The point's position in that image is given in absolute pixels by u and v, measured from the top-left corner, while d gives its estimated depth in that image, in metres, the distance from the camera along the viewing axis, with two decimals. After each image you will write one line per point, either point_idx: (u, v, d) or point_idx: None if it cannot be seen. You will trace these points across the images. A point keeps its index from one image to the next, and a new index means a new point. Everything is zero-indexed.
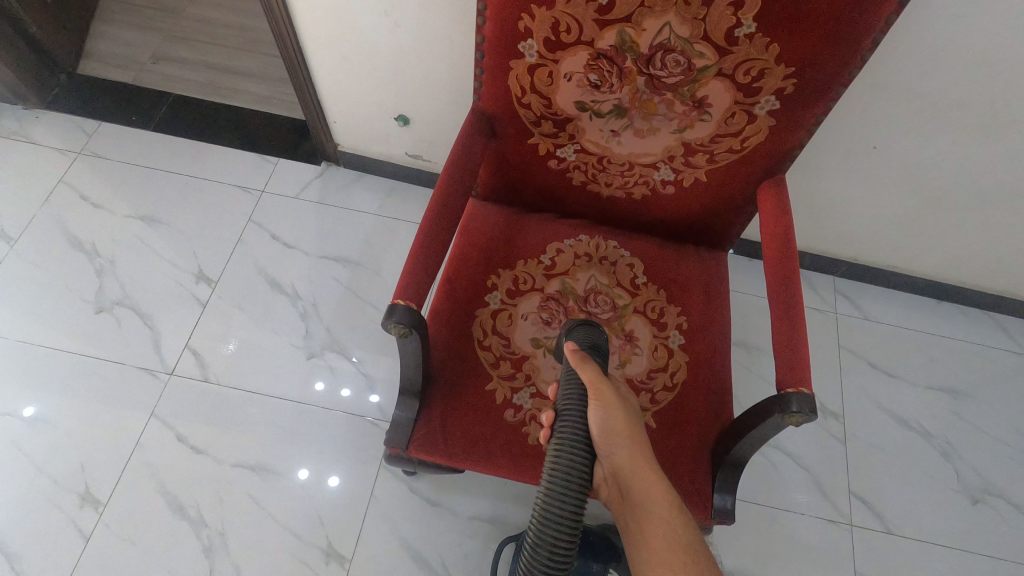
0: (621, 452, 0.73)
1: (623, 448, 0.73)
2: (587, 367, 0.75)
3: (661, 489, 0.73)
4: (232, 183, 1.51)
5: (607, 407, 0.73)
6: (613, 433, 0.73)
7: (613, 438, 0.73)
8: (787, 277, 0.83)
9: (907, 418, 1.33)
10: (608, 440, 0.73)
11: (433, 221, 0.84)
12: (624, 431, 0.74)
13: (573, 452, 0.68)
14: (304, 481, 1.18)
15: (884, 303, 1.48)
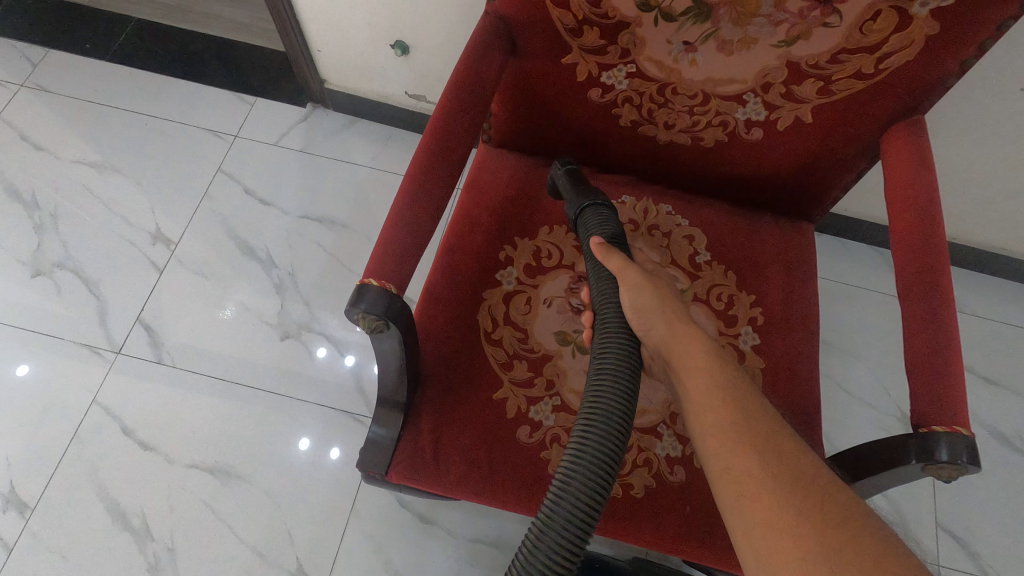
0: (655, 327, 0.57)
1: (656, 321, 0.57)
2: (609, 254, 0.63)
3: (707, 355, 0.54)
4: (200, 127, 1.27)
5: (638, 287, 0.60)
6: (648, 313, 0.58)
7: (646, 316, 0.58)
8: (930, 264, 0.58)
9: (1007, 434, 1.09)
10: (642, 321, 0.59)
11: (426, 166, 0.60)
12: (658, 301, 0.59)
13: (614, 368, 0.55)
14: (307, 453, 1.01)
15: (980, 293, 1.22)
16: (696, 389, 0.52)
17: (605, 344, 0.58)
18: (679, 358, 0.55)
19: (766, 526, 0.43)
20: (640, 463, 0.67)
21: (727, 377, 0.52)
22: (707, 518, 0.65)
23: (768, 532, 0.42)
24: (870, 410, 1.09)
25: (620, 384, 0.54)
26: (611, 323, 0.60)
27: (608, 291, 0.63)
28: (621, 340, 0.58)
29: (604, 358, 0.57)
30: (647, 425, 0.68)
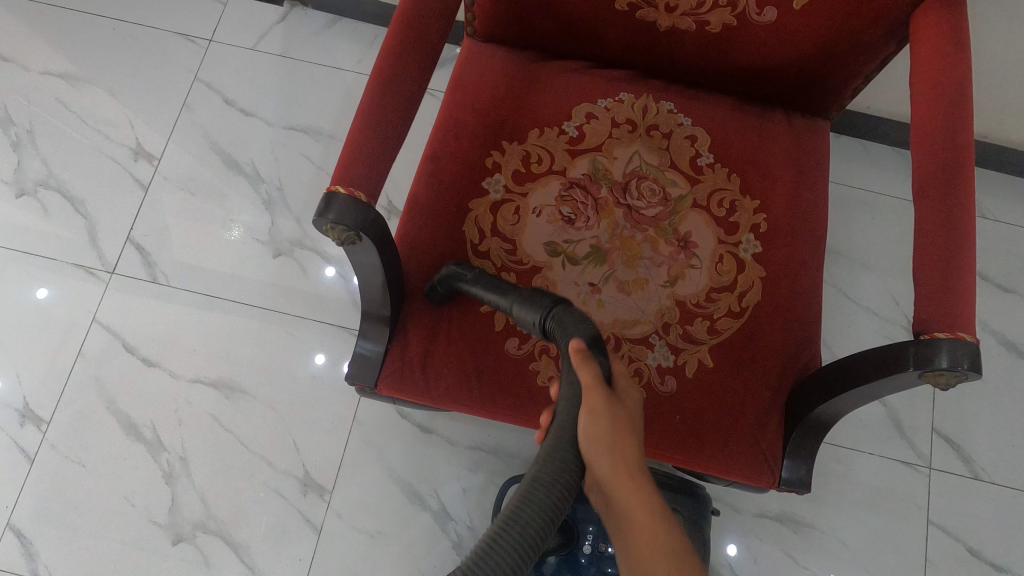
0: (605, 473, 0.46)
1: (608, 461, 0.46)
2: (581, 356, 0.50)
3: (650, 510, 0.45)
4: (172, 31, 1.18)
5: (601, 420, 0.47)
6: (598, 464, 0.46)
7: (595, 447, 0.46)
8: (952, 158, 0.53)
9: (1017, 340, 1.07)
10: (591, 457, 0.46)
11: (397, 58, 0.54)
12: (618, 449, 0.46)
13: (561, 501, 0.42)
14: (321, 368, 1.02)
15: (1007, 195, 1.15)
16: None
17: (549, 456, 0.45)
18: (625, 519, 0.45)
19: None
20: (631, 374, 0.66)
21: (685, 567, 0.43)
22: (697, 425, 0.65)
23: None
24: (877, 319, 1.06)
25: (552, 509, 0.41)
26: (560, 436, 0.46)
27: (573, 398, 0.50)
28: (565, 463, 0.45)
29: (527, 494, 0.41)
30: (639, 335, 0.66)
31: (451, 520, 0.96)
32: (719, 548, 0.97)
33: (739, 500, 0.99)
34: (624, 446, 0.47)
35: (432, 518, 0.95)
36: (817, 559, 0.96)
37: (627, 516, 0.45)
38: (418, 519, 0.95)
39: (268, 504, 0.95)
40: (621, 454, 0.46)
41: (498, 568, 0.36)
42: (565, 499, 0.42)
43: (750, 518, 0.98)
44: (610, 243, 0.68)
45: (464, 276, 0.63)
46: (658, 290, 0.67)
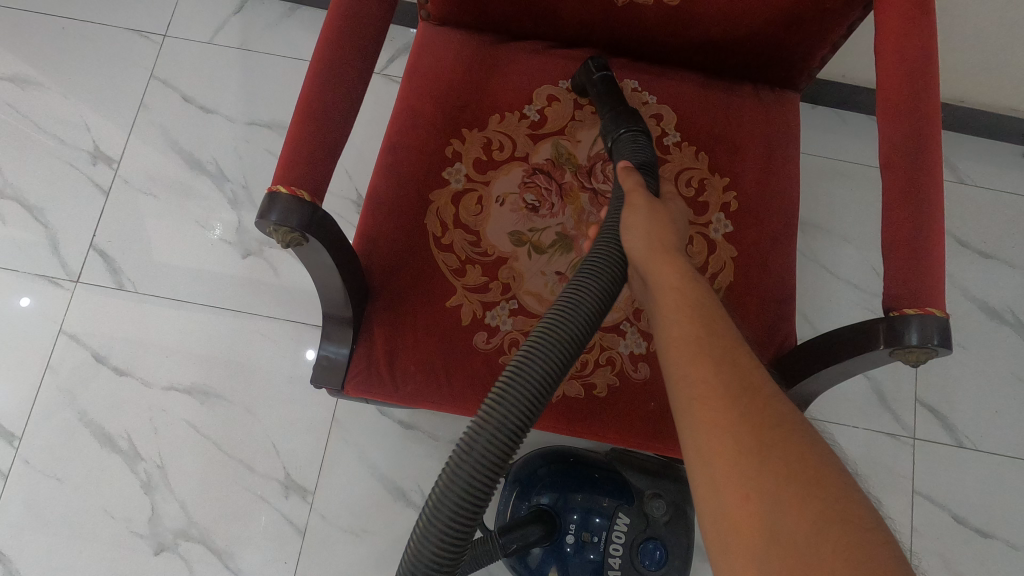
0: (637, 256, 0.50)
1: (638, 241, 0.50)
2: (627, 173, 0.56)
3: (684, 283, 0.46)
4: (124, 28, 1.14)
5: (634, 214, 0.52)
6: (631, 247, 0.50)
7: (629, 236, 0.51)
8: (919, 127, 0.51)
9: (998, 306, 1.07)
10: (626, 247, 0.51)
11: (336, 46, 0.51)
12: (647, 236, 0.50)
13: (588, 298, 0.51)
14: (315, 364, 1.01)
15: (986, 160, 1.14)
16: (675, 343, 0.43)
17: (587, 263, 0.53)
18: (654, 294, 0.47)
19: (718, 442, 0.38)
20: (603, 363, 0.64)
21: (715, 337, 0.43)
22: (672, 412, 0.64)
23: (722, 471, 0.37)
24: (858, 292, 1.05)
25: (585, 307, 0.51)
26: (605, 241, 0.54)
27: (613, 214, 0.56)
28: (600, 263, 0.52)
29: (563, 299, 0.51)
30: (610, 323, 0.65)
31: None
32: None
33: None
34: (651, 229, 0.50)
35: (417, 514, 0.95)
36: None
37: (655, 284, 0.47)
38: (403, 516, 0.94)
39: (250, 509, 0.94)
40: (656, 237, 0.49)
41: (534, 371, 0.48)
42: (604, 294, 0.52)
43: None
44: (576, 230, 0.66)
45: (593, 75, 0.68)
46: None
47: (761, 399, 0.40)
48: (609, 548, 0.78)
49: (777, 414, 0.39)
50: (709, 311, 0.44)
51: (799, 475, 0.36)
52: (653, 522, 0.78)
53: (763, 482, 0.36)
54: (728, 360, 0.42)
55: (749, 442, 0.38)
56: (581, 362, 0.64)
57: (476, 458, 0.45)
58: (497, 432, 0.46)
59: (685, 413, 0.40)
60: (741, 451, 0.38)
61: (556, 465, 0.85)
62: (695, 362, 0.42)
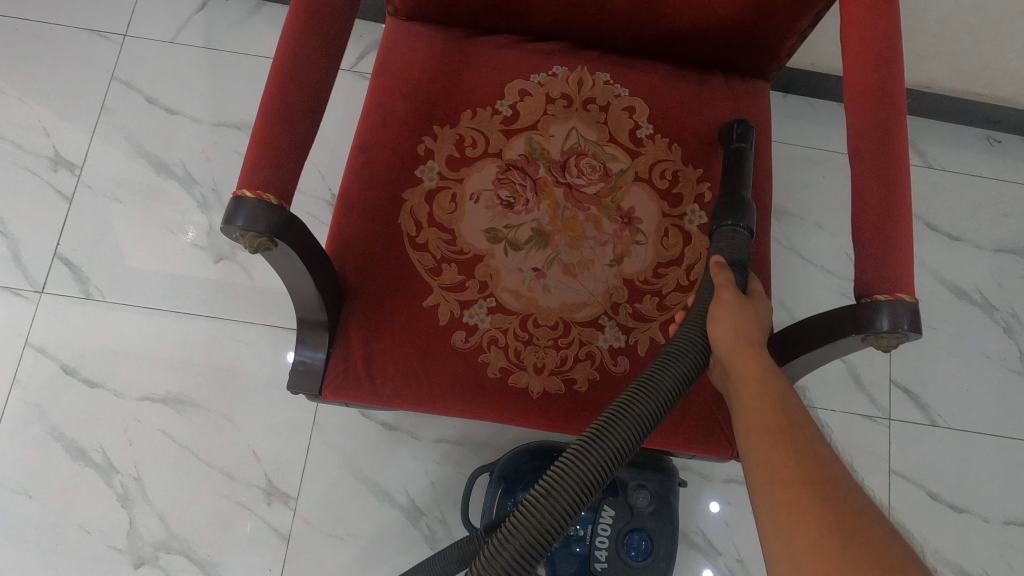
0: (722, 347, 0.53)
1: (724, 332, 0.54)
2: (717, 266, 0.59)
3: (767, 381, 0.50)
4: (81, 28, 1.10)
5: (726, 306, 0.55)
6: (717, 335, 0.54)
7: (717, 326, 0.54)
8: (885, 115, 0.52)
9: (966, 288, 1.09)
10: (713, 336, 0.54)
11: (300, 44, 0.50)
12: (733, 326, 0.54)
13: (673, 371, 0.53)
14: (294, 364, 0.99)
15: (952, 144, 1.16)
16: (761, 433, 0.47)
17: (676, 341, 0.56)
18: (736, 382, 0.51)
19: (802, 535, 0.41)
20: (583, 357, 0.64)
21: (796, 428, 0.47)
22: None
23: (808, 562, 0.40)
24: (832, 278, 1.07)
25: (669, 377, 0.52)
26: (692, 324, 0.57)
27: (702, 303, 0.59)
28: (689, 344, 0.55)
29: (650, 368, 0.54)
30: (589, 318, 0.64)
31: (422, 515, 0.94)
32: (702, 507, 0.98)
33: (707, 468, 1.00)
34: (738, 323, 0.54)
35: (402, 515, 0.94)
36: None
37: (737, 374, 0.51)
38: (389, 517, 0.94)
39: (232, 517, 0.93)
40: (743, 333, 0.53)
41: (619, 428, 0.49)
42: (692, 370, 0.54)
43: (719, 484, 0.99)
44: (551, 225, 0.66)
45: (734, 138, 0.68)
46: (604, 269, 0.65)
47: (842, 496, 0.43)
48: (595, 541, 0.78)
49: (851, 501, 0.42)
50: (788, 404, 0.49)
51: (880, 566, 0.39)
52: (638, 512, 0.79)
53: (841, 564, 0.39)
54: (811, 460, 0.45)
55: (832, 540, 0.40)
56: (560, 358, 0.64)
57: (549, 509, 0.46)
58: (575, 482, 0.46)
59: (766, 493, 0.44)
60: (826, 547, 0.40)
61: (541, 463, 0.86)
62: (774, 449, 0.46)
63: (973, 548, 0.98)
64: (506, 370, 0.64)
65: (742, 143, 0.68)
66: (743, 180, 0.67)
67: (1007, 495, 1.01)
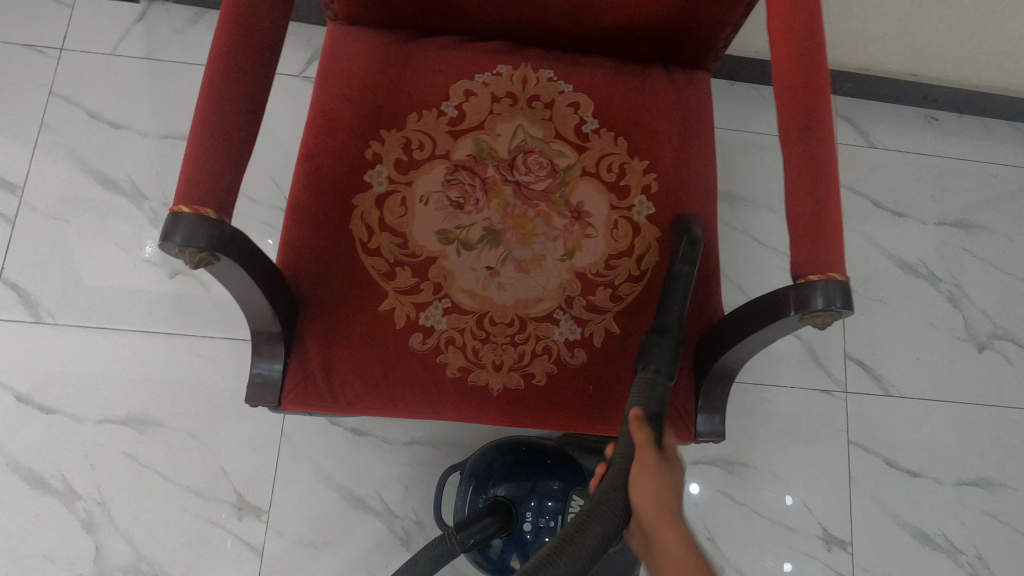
0: (645, 515, 0.46)
1: (648, 498, 0.46)
2: (638, 422, 0.53)
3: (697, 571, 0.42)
4: (15, 43, 1.07)
5: (650, 467, 0.49)
6: (640, 501, 0.47)
7: (642, 490, 0.47)
8: (811, 101, 0.54)
9: (912, 262, 1.14)
10: (636, 500, 0.47)
11: (230, 54, 0.50)
12: (659, 493, 0.47)
13: (592, 536, 0.43)
14: None
15: (894, 123, 1.21)
16: None
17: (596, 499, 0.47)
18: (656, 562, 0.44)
19: None
20: (540, 352, 0.65)
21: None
22: (611, 394, 0.65)
23: None
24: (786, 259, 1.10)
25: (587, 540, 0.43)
26: (613, 479, 0.49)
27: (621, 460, 0.52)
28: (611, 505, 0.47)
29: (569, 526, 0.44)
30: (544, 313, 0.65)
31: (396, 518, 0.94)
32: None
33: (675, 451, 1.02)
34: (662, 488, 0.47)
35: (377, 519, 0.94)
36: (752, 494, 1.01)
37: (664, 553, 0.44)
38: (364, 523, 0.94)
39: (203, 534, 0.91)
40: (667, 503, 0.46)
41: None
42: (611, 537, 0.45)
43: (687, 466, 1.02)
44: (502, 223, 0.67)
45: (682, 261, 0.65)
46: (556, 264, 0.66)
47: None
48: None
49: None
50: None
51: None
52: None
53: None
54: None
55: None
56: (518, 354, 0.65)
57: None
58: None
59: None
60: None
61: (510, 458, 0.85)
62: None
63: (929, 510, 1.03)
64: (465, 369, 0.64)
65: (688, 266, 0.65)
66: (675, 321, 0.63)
67: (959, 457, 1.06)
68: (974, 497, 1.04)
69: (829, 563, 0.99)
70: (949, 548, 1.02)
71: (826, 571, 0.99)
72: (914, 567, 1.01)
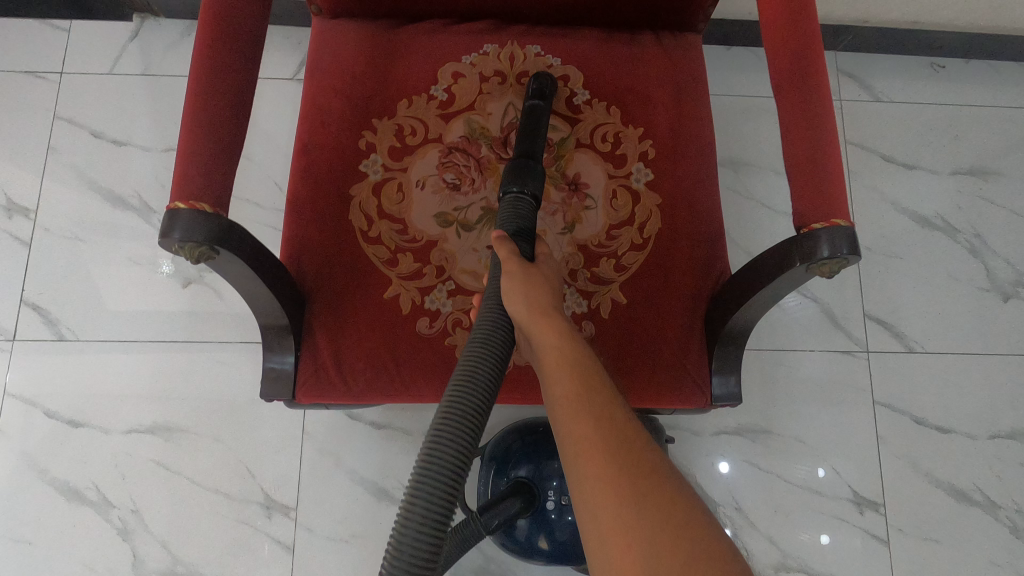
0: (521, 323, 0.53)
1: (518, 309, 0.53)
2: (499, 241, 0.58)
3: (560, 343, 0.50)
4: (18, 70, 1.09)
5: (518, 288, 0.55)
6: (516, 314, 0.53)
7: (512, 302, 0.54)
8: (801, 47, 0.53)
9: (928, 214, 1.11)
10: (514, 316, 0.54)
11: (214, 50, 0.50)
12: (529, 302, 0.54)
13: (480, 357, 0.52)
14: None
15: (899, 75, 1.18)
16: (558, 398, 0.47)
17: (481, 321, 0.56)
18: (543, 358, 0.50)
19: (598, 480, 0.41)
20: None
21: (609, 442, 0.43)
22: (623, 364, 0.65)
23: (608, 519, 0.40)
24: None
25: (482, 358, 0.52)
26: (491, 304, 0.57)
27: (495, 289, 0.58)
28: (491, 324, 0.55)
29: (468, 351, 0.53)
30: None
31: None
32: (695, 461, 1.00)
33: (696, 423, 1.01)
34: (529, 299, 0.54)
35: None
36: (778, 461, 1.00)
37: (535, 347, 0.52)
38: (390, 514, 0.95)
39: (234, 534, 0.93)
40: (535, 304, 0.53)
41: (451, 412, 0.48)
42: (500, 351, 0.53)
43: (710, 437, 1.01)
44: None
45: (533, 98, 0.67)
46: (557, 238, 0.66)
47: (618, 422, 0.45)
48: None
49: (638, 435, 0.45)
50: (584, 369, 0.48)
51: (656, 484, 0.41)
52: None
53: (635, 502, 0.40)
54: (601, 412, 0.45)
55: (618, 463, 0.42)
56: None
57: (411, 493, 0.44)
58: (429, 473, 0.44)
59: (571, 462, 0.44)
60: (620, 474, 0.41)
61: (528, 437, 0.85)
62: (576, 415, 0.45)
63: (962, 466, 1.01)
64: None
65: (540, 101, 0.67)
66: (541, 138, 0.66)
67: (990, 410, 1.03)
68: (1009, 449, 1.02)
69: (862, 526, 0.98)
70: (986, 504, 0.99)
71: (860, 534, 0.97)
72: (951, 524, 0.98)
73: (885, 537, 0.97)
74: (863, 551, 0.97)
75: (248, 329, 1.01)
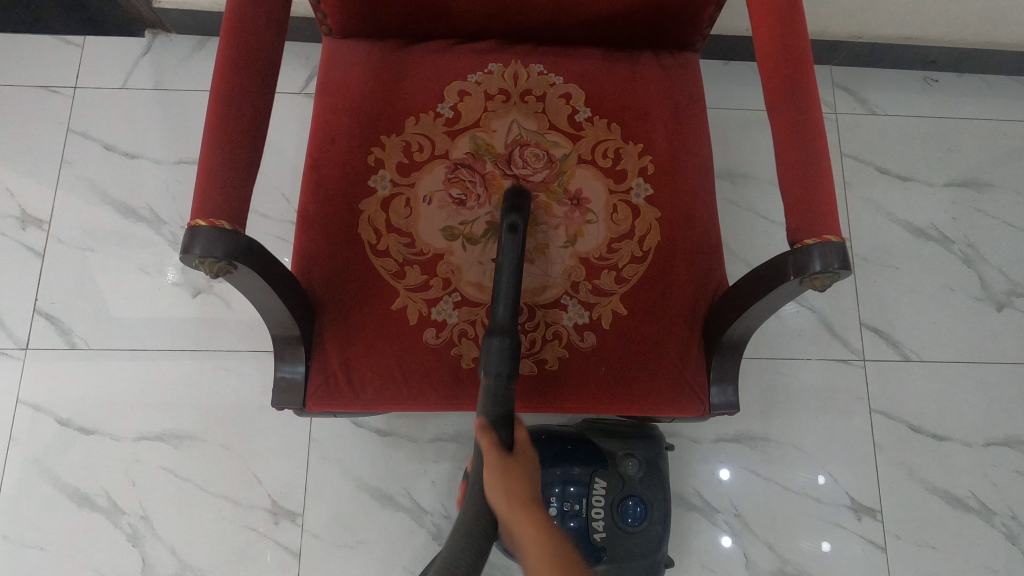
0: (503, 519, 0.47)
1: (500, 502, 0.47)
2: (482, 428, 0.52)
3: (549, 550, 0.45)
4: (33, 85, 1.12)
5: (500, 481, 0.49)
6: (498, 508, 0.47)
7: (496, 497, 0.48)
8: (793, 68, 0.55)
9: (923, 225, 1.13)
10: (496, 509, 0.47)
11: (233, 74, 0.53)
12: (512, 497, 0.48)
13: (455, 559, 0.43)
14: None
15: (894, 89, 1.20)
16: None
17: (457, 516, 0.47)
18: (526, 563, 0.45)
19: None
20: (550, 338, 0.67)
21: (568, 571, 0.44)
22: (623, 373, 0.66)
23: None
24: None
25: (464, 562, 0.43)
26: (468, 496, 0.49)
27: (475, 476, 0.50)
28: (467, 519, 0.46)
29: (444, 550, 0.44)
30: (551, 299, 0.67)
31: (426, 513, 0.97)
32: (695, 468, 1.01)
33: (695, 431, 1.03)
34: (512, 495, 0.48)
35: (407, 516, 0.97)
36: (777, 468, 1.01)
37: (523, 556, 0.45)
38: (395, 520, 0.96)
39: (242, 540, 0.95)
40: (519, 497, 0.48)
41: None
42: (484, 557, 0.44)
43: (709, 444, 1.02)
44: None
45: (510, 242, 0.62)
46: (559, 252, 0.68)
47: None
48: (591, 513, 0.81)
49: None
50: None
51: None
52: (628, 479, 0.83)
53: None
54: None
55: None
56: (530, 341, 0.67)
57: None
58: None
59: None
60: None
61: (531, 445, 0.87)
62: None
63: (958, 474, 1.02)
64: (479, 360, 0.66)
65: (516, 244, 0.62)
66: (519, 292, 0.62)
67: (986, 418, 1.05)
68: (1005, 457, 1.03)
69: (860, 532, 0.99)
70: (982, 511, 1.01)
71: (858, 540, 0.99)
72: (948, 531, 1.00)
73: (883, 543, 0.99)
74: (861, 557, 0.98)
75: (255, 337, 1.03)
